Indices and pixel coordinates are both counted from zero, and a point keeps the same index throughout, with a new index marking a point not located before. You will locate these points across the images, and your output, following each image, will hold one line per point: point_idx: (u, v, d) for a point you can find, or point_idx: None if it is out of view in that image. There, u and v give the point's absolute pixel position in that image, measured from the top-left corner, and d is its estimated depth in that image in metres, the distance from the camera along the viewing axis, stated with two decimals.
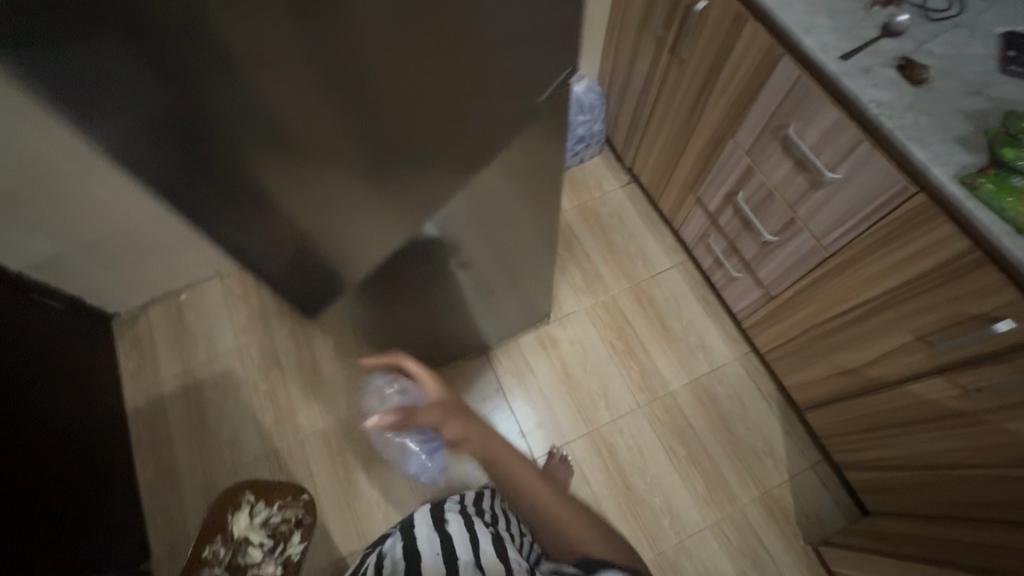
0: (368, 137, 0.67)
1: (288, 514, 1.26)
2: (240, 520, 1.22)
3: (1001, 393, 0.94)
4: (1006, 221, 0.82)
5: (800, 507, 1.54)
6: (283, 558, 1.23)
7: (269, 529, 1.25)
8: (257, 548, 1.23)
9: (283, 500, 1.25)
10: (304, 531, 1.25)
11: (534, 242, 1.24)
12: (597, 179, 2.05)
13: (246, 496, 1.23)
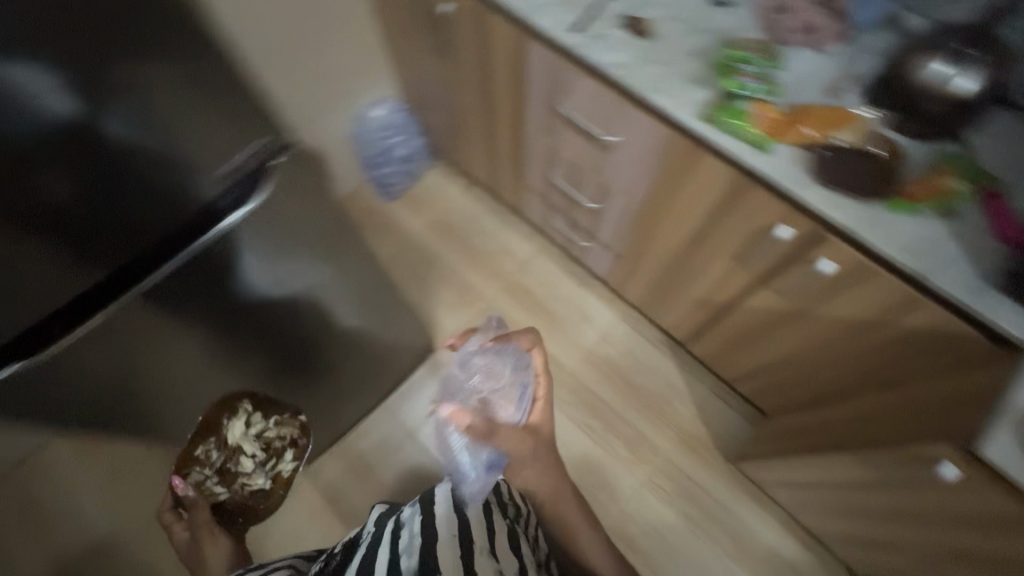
0: (230, 144, 0.78)
1: (284, 430, 1.29)
2: (235, 427, 1.19)
3: (804, 289, 1.01)
4: (746, 142, 0.88)
5: (713, 431, 1.63)
6: (269, 473, 1.27)
7: (264, 445, 1.26)
8: (249, 459, 1.23)
9: (279, 417, 1.27)
10: (293, 448, 1.31)
11: (364, 286, 1.19)
12: (437, 187, 1.99)
13: (243, 405, 1.19)
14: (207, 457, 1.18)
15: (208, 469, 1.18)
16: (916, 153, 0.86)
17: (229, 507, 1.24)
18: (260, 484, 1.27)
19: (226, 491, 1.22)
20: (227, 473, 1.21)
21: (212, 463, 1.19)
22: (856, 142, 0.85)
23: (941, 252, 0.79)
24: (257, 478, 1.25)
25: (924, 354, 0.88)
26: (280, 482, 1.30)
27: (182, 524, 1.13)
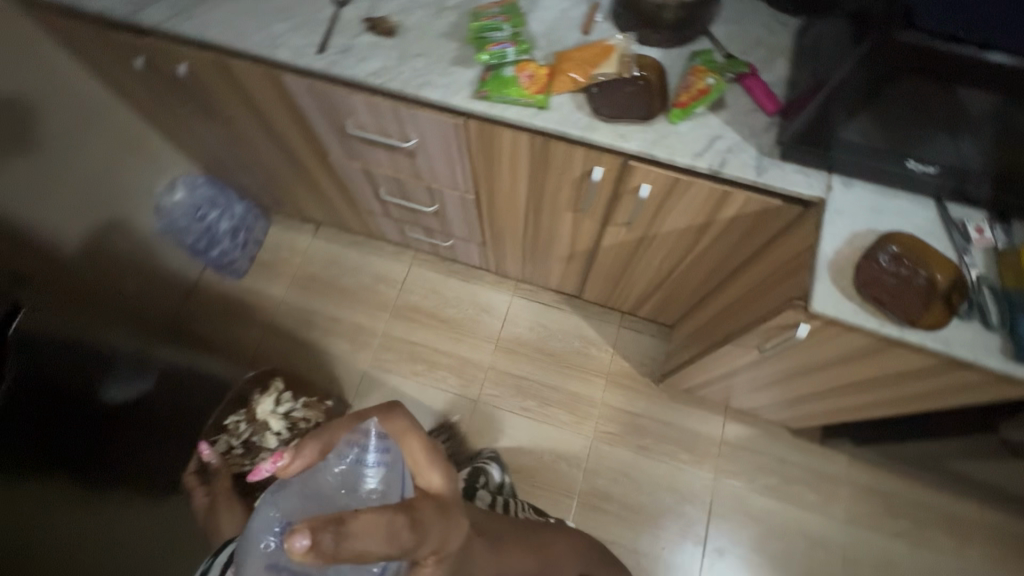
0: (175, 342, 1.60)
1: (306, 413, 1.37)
2: (266, 404, 1.36)
3: (638, 214, 1.03)
4: (527, 106, 0.87)
5: (635, 361, 1.69)
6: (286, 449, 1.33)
7: (288, 421, 1.36)
8: (274, 433, 1.34)
9: (305, 401, 1.39)
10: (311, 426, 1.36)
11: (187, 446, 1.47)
12: (285, 244, 1.83)
13: (277, 386, 1.41)
14: (234, 428, 1.36)
15: (237, 440, 1.35)
16: (674, 60, 0.89)
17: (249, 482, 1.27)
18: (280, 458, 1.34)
19: (251, 462, 1.33)
20: (252, 445, 1.34)
21: (240, 435, 1.35)
22: (619, 69, 0.86)
23: (724, 144, 0.84)
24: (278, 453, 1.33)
25: (750, 234, 0.94)
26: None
27: (203, 489, 1.30)
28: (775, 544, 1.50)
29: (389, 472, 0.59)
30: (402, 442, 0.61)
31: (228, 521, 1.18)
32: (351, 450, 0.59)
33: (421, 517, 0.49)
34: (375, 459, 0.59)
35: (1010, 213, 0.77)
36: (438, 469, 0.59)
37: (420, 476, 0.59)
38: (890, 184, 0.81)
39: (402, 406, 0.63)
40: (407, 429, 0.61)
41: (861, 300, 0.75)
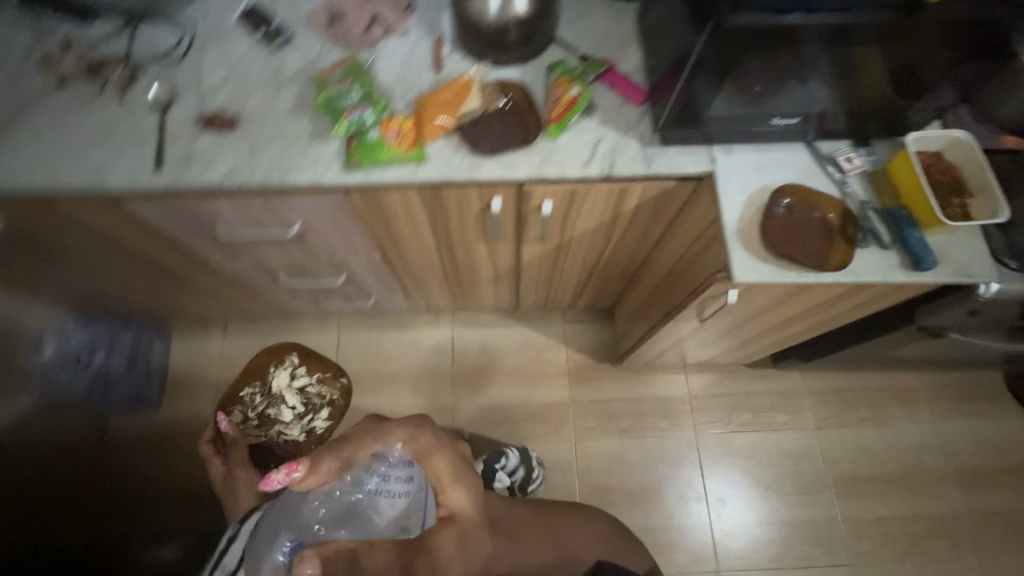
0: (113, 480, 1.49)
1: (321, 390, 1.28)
2: (282, 376, 1.26)
3: (548, 228, 1.02)
4: (404, 164, 0.82)
5: (590, 350, 1.69)
6: (304, 424, 1.25)
7: (303, 397, 1.25)
8: (288, 408, 1.24)
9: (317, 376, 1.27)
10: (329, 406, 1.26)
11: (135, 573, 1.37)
12: (195, 357, 1.63)
13: (290, 358, 1.27)
14: (249, 401, 1.26)
15: (254, 412, 1.25)
16: (534, 74, 0.88)
17: (268, 450, 1.23)
18: (295, 437, 1.25)
19: (267, 434, 1.24)
20: (266, 419, 1.25)
21: (258, 407, 1.26)
22: (484, 100, 0.84)
23: (607, 145, 0.84)
24: (294, 430, 1.24)
25: (657, 216, 0.96)
26: (308, 439, 1.24)
27: (220, 456, 1.17)
28: (765, 472, 1.58)
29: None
30: (427, 462, 0.68)
31: (248, 490, 1.10)
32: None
33: (437, 556, 0.61)
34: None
35: (867, 134, 0.84)
36: (461, 486, 0.68)
37: (443, 494, 0.67)
38: (764, 140, 0.84)
39: (430, 422, 0.71)
40: (433, 447, 0.69)
41: (778, 260, 0.77)
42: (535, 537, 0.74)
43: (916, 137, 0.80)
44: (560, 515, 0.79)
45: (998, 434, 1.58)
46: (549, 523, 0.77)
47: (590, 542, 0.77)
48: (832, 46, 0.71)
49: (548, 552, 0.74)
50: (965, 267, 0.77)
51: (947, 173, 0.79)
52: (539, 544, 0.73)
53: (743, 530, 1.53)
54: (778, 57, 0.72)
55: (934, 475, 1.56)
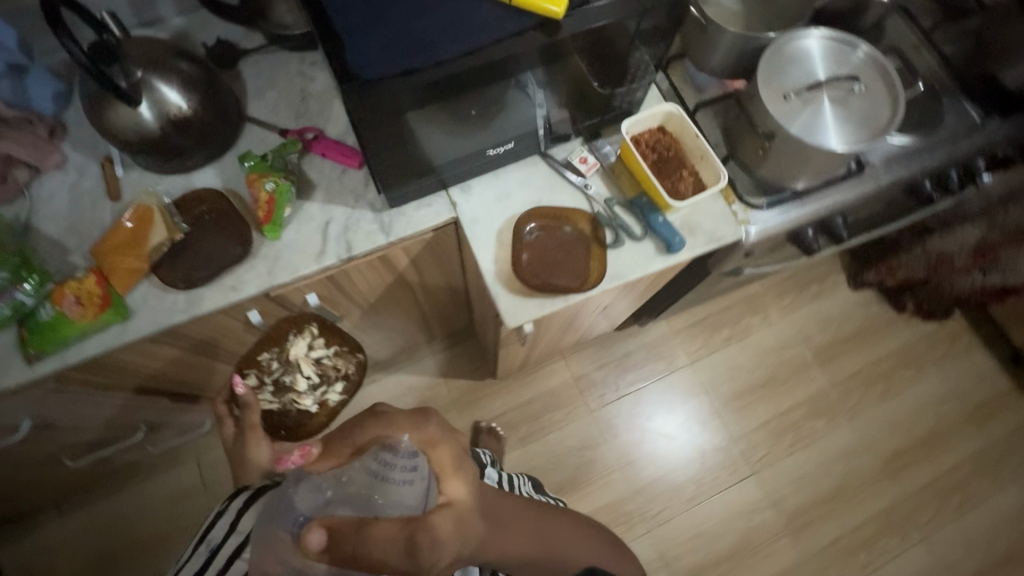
0: None
1: (340, 363, 0.84)
2: (300, 346, 0.82)
3: (338, 309, 0.93)
4: (105, 329, 0.68)
5: (470, 372, 1.62)
6: (320, 402, 0.82)
7: (321, 370, 0.83)
8: (302, 381, 0.81)
9: (340, 348, 0.84)
10: (347, 383, 0.83)
11: None
12: (30, 561, 1.22)
13: (310, 327, 0.83)
14: (262, 365, 0.80)
15: (267, 379, 0.80)
16: (233, 170, 0.76)
17: (275, 427, 0.79)
18: (307, 417, 0.81)
19: (275, 405, 0.80)
20: (281, 388, 0.80)
21: (270, 375, 0.80)
22: (172, 228, 0.71)
23: (338, 225, 0.76)
24: (306, 404, 0.81)
25: (440, 258, 0.91)
26: (318, 420, 0.81)
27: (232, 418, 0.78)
28: (664, 419, 1.65)
29: (409, 492, 0.58)
30: (431, 451, 0.58)
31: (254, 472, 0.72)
32: (377, 463, 0.58)
33: (437, 535, 0.52)
34: (400, 475, 0.58)
35: (594, 129, 0.82)
36: (462, 474, 0.59)
37: (444, 484, 0.57)
38: (500, 166, 0.80)
39: (437, 413, 0.60)
40: (441, 436, 0.59)
41: (538, 292, 0.74)
42: (528, 535, 0.71)
43: (633, 123, 0.80)
44: (551, 517, 0.79)
45: (836, 310, 1.75)
46: (537, 522, 0.75)
47: (579, 547, 0.80)
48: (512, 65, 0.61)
49: (533, 546, 0.71)
50: (714, 233, 0.79)
51: (670, 149, 0.81)
52: (533, 542, 0.71)
53: (660, 481, 1.59)
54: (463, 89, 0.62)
55: (799, 363, 1.70)
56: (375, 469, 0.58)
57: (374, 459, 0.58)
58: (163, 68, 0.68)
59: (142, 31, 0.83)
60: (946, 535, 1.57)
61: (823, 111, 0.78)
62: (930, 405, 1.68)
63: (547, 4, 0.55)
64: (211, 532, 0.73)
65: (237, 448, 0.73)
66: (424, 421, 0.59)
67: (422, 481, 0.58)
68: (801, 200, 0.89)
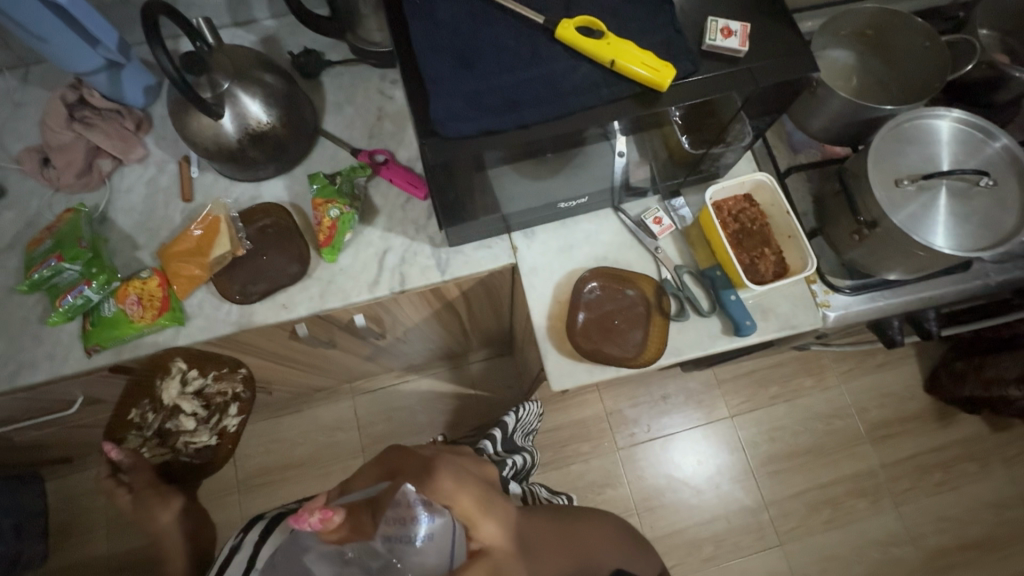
0: None
1: (225, 389, 0.86)
2: (171, 390, 0.80)
3: (380, 327, 0.92)
4: (160, 332, 0.70)
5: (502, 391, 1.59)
6: (218, 430, 0.86)
7: (204, 402, 0.85)
8: (189, 420, 0.84)
9: (217, 372, 0.83)
10: (237, 402, 0.86)
11: None
12: (73, 499, 1.30)
13: (177, 363, 0.78)
14: (143, 421, 0.85)
15: (153, 431, 0.86)
16: (301, 187, 0.76)
17: (177, 471, 0.86)
18: (206, 447, 0.86)
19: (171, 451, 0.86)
20: (169, 436, 0.85)
21: (156, 428, 0.85)
22: (236, 243, 0.71)
23: (395, 256, 0.74)
24: (202, 440, 0.86)
25: (489, 293, 0.88)
26: (223, 445, 0.87)
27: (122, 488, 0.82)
28: (693, 469, 1.58)
29: (431, 548, 0.54)
30: (451, 504, 0.55)
31: (172, 515, 0.85)
32: (394, 527, 0.56)
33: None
34: (420, 532, 0.54)
35: (677, 189, 0.75)
36: (493, 517, 0.55)
37: (475, 530, 0.54)
38: (568, 216, 0.76)
39: (446, 465, 0.57)
40: (457, 485, 0.55)
41: (587, 358, 0.70)
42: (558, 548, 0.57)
43: (718, 189, 0.74)
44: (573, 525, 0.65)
45: (901, 386, 1.62)
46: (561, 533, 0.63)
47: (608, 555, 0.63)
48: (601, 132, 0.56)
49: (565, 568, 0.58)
50: (789, 319, 0.73)
51: (755, 221, 0.74)
52: (565, 559, 0.56)
53: (679, 533, 1.53)
54: (544, 149, 0.59)
55: (850, 435, 1.59)
56: (393, 529, 0.56)
57: (391, 520, 0.56)
58: (247, 79, 0.67)
59: (234, 31, 0.83)
60: None
61: (938, 202, 0.70)
62: (991, 507, 1.53)
63: (650, 74, 0.51)
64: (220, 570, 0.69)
65: (141, 506, 0.83)
66: (435, 468, 0.57)
67: (446, 531, 0.54)
68: (892, 290, 0.81)
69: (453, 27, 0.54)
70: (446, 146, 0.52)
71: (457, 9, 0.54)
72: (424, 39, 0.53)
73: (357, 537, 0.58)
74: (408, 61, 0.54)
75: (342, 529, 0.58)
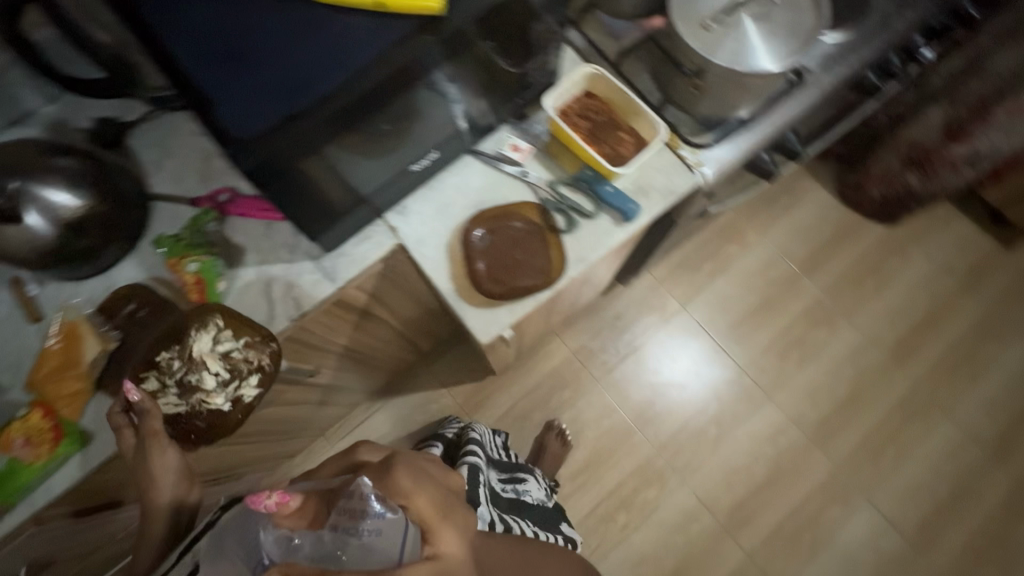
0: None
1: (253, 357, 0.66)
2: (206, 343, 0.65)
3: (310, 362, 0.90)
4: (65, 462, 0.64)
5: (472, 376, 1.59)
6: (235, 399, 0.66)
7: (231, 365, 0.65)
8: (204, 379, 0.65)
9: (250, 338, 0.66)
10: (264, 377, 0.66)
11: None
12: None
13: (214, 318, 0.66)
14: (162, 367, 0.65)
15: (170, 380, 0.65)
16: (153, 259, 0.72)
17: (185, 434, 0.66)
18: (217, 417, 0.66)
19: (184, 407, 0.65)
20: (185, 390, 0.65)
21: (173, 377, 0.65)
22: (105, 337, 0.67)
23: (279, 284, 0.71)
24: (216, 404, 0.65)
25: (396, 284, 0.86)
26: (236, 416, 0.67)
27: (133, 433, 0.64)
28: (672, 368, 1.64)
29: (377, 543, 0.51)
30: (408, 503, 0.54)
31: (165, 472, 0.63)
32: (343, 517, 0.53)
33: None
34: (366, 522, 0.51)
35: (522, 112, 0.77)
36: (451, 524, 0.55)
37: (432, 535, 0.54)
38: (430, 178, 0.75)
39: (407, 463, 0.57)
40: (416, 485, 0.55)
41: (501, 300, 0.71)
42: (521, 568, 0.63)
43: (556, 95, 0.75)
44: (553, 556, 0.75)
45: (810, 217, 1.75)
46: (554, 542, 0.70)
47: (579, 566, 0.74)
48: (414, 74, 0.56)
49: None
50: (668, 188, 0.76)
51: (603, 111, 0.76)
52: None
53: (682, 430, 1.59)
54: (369, 115, 0.57)
55: (787, 277, 1.70)
56: (338, 516, 0.53)
57: (341, 511, 0.53)
58: (37, 171, 0.61)
59: (14, 131, 0.76)
60: (964, 406, 1.60)
61: (748, 28, 0.74)
62: (921, 286, 1.69)
63: (419, 1, 0.51)
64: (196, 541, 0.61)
65: (139, 457, 0.63)
66: (397, 470, 0.56)
67: (398, 529, 0.52)
68: (748, 127, 0.87)
69: (208, 29, 0.50)
70: (257, 148, 0.50)
71: (201, 6, 0.50)
72: (180, 49, 0.49)
73: (303, 526, 0.55)
74: (179, 80, 0.50)
75: (290, 518, 0.55)
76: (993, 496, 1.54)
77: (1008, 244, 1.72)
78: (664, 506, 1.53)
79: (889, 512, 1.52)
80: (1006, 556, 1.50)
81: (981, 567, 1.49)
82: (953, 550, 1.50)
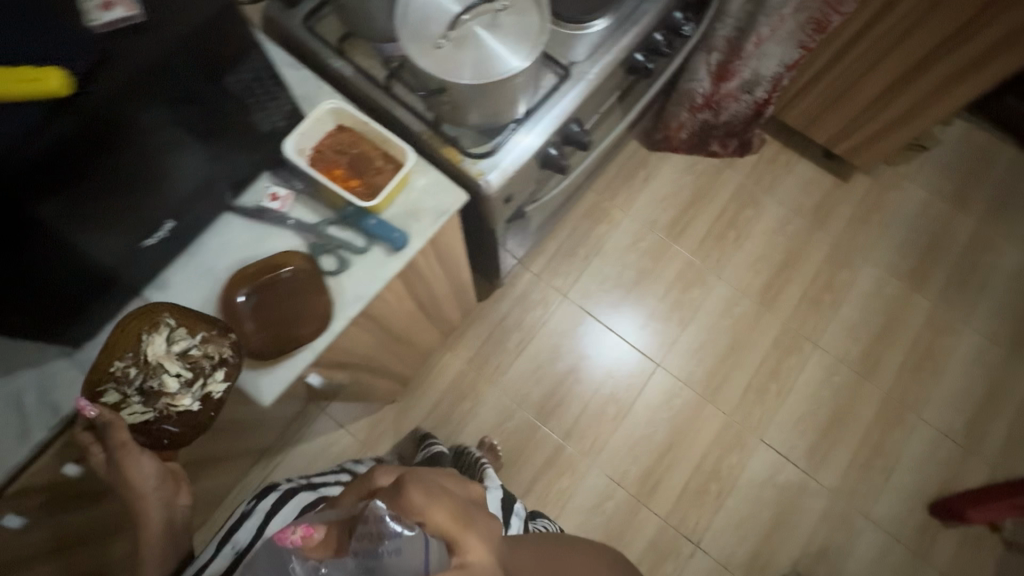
0: None
1: (214, 351, 0.64)
2: (160, 344, 0.63)
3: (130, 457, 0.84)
4: None
5: (367, 412, 1.57)
6: (204, 396, 0.64)
7: (192, 363, 0.63)
8: (171, 381, 0.62)
9: (208, 333, 0.64)
10: (230, 369, 0.64)
11: None
12: None
13: (165, 319, 0.64)
14: (116, 377, 0.62)
15: (129, 390, 0.62)
16: None
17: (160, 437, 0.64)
18: (191, 417, 0.64)
19: (151, 414, 0.63)
20: (150, 395, 0.62)
21: (131, 385, 0.62)
22: None
23: (31, 393, 0.70)
24: (185, 402, 0.63)
25: None
26: (209, 415, 0.65)
27: (101, 451, 0.62)
28: (567, 356, 1.67)
29: (400, 561, 0.53)
30: (424, 518, 0.53)
31: (146, 477, 0.63)
32: (366, 541, 0.55)
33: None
34: (389, 543, 0.53)
35: (281, 156, 0.75)
36: (474, 526, 0.55)
37: (458, 543, 0.53)
38: (189, 244, 0.74)
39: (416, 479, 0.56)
40: (429, 498, 0.54)
41: (278, 359, 0.69)
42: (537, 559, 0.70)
43: (298, 139, 0.73)
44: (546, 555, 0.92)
45: (667, 186, 1.83)
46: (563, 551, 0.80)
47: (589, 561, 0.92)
48: (108, 142, 0.55)
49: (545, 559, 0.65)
50: (439, 207, 0.75)
51: (356, 145, 0.76)
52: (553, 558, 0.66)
53: (586, 414, 1.63)
54: (69, 188, 0.55)
55: (656, 248, 1.78)
56: (366, 539, 0.55)
57: (362, 536, 0.56)
58: None
59: None
60: (831, 333, 1.73)
61: (479, 39, 0.74)
62: (775, 231, 1.81)
63: (37, 86, 0.49)
64: (235, 532, 0.81)
65: (115, 469, 0.62)
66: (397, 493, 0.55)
67: (418, 545, 0.53)
68: (526, 126, 0.89)
69: None
70: None
71: None
72: None
73: (328, 550, 0.61)
74: None
75: (315, 545, 0.62)
76: (868, 410, 1.67)
77: (845, 177, 1.87)
78: (580, 492, 1.57)
79: (782, 447, 1.62)
80: (887, 463, 1.63)
81: (868, 478, 1.61)
82: (843, 468, 1.62)
